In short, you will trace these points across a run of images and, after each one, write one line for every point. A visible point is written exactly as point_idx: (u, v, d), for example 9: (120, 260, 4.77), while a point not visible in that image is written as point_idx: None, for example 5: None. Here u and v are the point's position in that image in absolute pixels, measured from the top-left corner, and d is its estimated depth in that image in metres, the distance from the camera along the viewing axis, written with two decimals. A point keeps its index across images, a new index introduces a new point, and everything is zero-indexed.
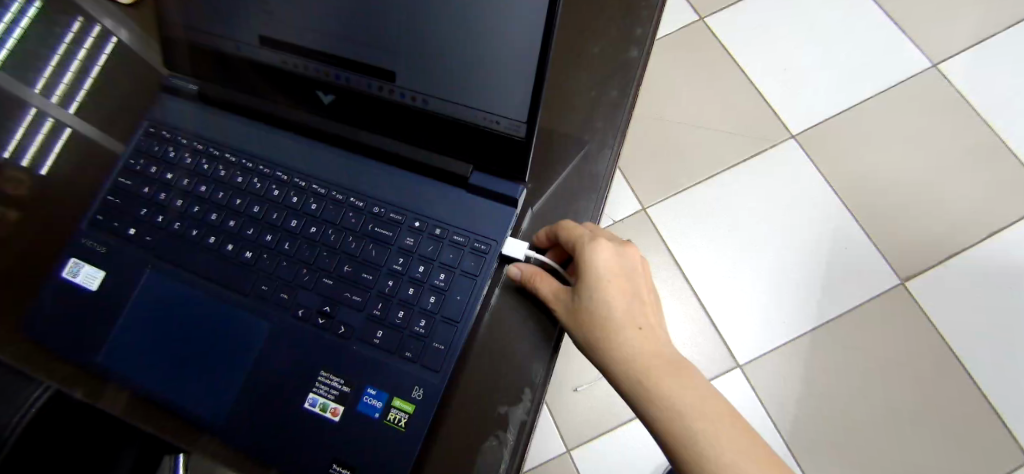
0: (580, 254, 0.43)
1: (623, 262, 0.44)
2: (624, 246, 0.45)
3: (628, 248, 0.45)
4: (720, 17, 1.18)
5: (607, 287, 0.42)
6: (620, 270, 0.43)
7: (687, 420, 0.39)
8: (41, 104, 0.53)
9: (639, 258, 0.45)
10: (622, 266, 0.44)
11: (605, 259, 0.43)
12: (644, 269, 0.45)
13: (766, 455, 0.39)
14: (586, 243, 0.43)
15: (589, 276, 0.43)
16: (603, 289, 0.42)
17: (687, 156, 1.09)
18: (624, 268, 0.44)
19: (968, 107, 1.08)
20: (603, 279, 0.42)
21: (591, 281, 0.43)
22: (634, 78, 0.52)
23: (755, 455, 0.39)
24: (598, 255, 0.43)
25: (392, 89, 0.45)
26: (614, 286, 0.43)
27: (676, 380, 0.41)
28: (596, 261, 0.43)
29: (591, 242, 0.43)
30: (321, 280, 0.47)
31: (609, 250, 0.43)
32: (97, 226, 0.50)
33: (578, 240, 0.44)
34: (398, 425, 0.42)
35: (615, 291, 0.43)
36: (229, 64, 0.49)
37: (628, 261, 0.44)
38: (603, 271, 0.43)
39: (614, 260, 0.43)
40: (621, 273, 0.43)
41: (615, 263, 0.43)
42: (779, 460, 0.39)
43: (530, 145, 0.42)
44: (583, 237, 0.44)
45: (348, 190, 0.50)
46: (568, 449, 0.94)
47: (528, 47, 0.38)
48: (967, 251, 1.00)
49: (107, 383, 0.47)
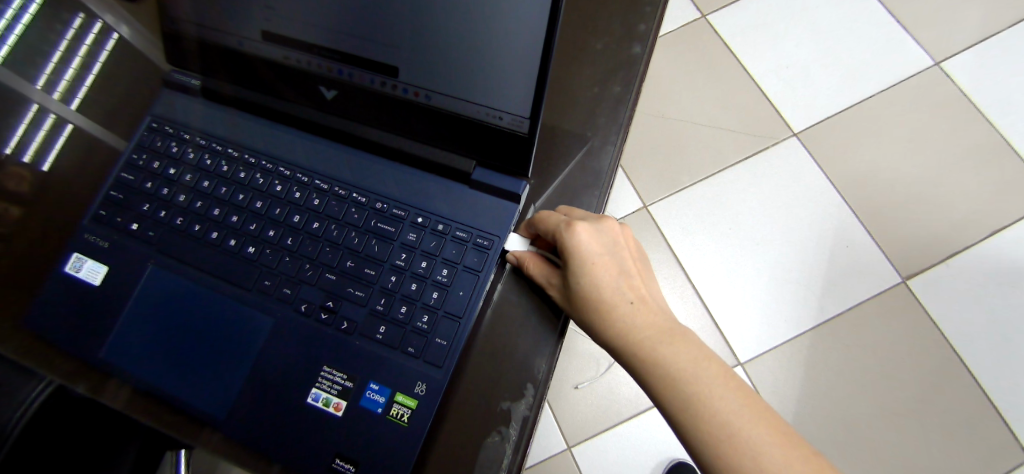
0: (564, 239, 0.43)
1: (606, 239, 0.45)
2: (605, 221, 0.45)
3: (609, 223, 0.46)
4: (723, 14, 1.18)
5: (594, 268, 0.43)
6: (604, 249, 0.44)
7: (684, 385, 0.41)
8: (42, 100, 0.53)
9: (621, 230, 0.46)
10: (605, 244, 0.44)
11: (589, 242, 0.43)
12: (626, 241, 0.47)
13: (763, 411, 0.41)
14: (568, 228, 0.43)
15: (576, 260, 0.43)
16: (591, 271, 0.43)
17: (689, 154, 1.09)
18: (607, 246, 0.45)
19: (972, 106, 1.08)
20: (590, 261, 0.43)
21: (579, 265, 0.43)
22: (637, 74, 0.52)
23: (749, 411, 0.40)
24: (582, 239, 0.43)
25: (396, 84, 0.45)
26: (601, 265, 0.43)
27: (671, 347, 0.42)
28: (581, 245, 0.43)
29: (573, 225, 0.44)
30: (323, 276, 0.47)
31: (592, 231, 0.44)
32: (100, 221, 0.51)
33: (559, 225, 0.44)
34: (400, 420, 0.42)
35: (602, 271, 0.44)
36: (228, 58, 0.49)
37: (611, 237, 0.45)
38: (590, 253, 0.43)
39: (597, 239, 0.44)
40: (606, 251, 0.44)
41: (599, 243, 0.44)
42: (773, 414, 0.41)
43: (533, 141, 0.43)
44: (563, 222, 0.44)
45: (351, 185, 0.50)
46: (568, 446, 0.94)
47: (533, 44, 0.37)
48: (968, 250, 1.00)
49: (107, 377, 0.47)
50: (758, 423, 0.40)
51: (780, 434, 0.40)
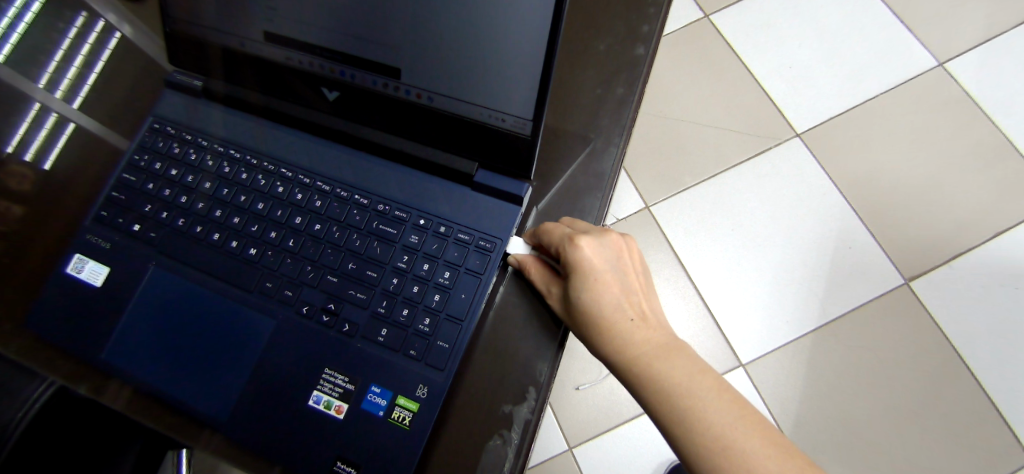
0: (565, 253, 0.43)
1: (608, 253, 0.44)
2: (608, 235, 0.45)
3: (612, 236, 0.45)
4: (726, 14, 1.18)
5: (597, 283, 0.43)
6: (607, 263, 0.44)
7: (680, 400, 0.41)
8: (44, 99, 0.53)
9: (623, 243, 0.46)
10: (607, 258, 0.44)
11: (591, 256, 0.43)
12: (629, 254, 0.46)
13: (759, 425, 0.40)
14: (570, 242, 0.43)
15: (578, 274, 0.43)
16: (593, 285, 0.43)
17: (691, 154, 1.09)
18: (609, 260, 0.44)
19: (976, 106, 1.07)
20: (592, 276, 0.43)
21: (581, 279, 0.43)
22: (641, 75, 0.52)
23: (746, 425, 0.40)
24: (584, 253, 0.43)
25: (398, 86, 0.44)
26: (603, 280, 0.43)
27: (668, 362, 0.42)
28: (583, 259, 0.43)
29: (576, 239, 0.43)
30: (325, 278, 0.47)
31: (594, 244, 0.43)
32: (102, 222, 0.50)
33: (561, 238, 0.44)
34: (402, 423, 0.42)
35: (604, 285, 0.43)
36: (231, 59, 0.49)
37: (613, 250, 0.45)
38: (592, 268, 0.43)
39: (600, 253, 0.43)
40: (609, 265, 0.44)
41: (601, 257, 0.44)
42: (767, 425, 0.41)
43: (535, 143, 0.42)
44: (565, 235, 0.44)
45: (353, 187, 0.50)
46: (569, 447, 0.94)
47: (537, 46, 0.37)
48: (972, 251, 0.99)
49: (109, 378, 0.47)
50: (753, 436, 0.40)
51: (777, 449, 0.39)
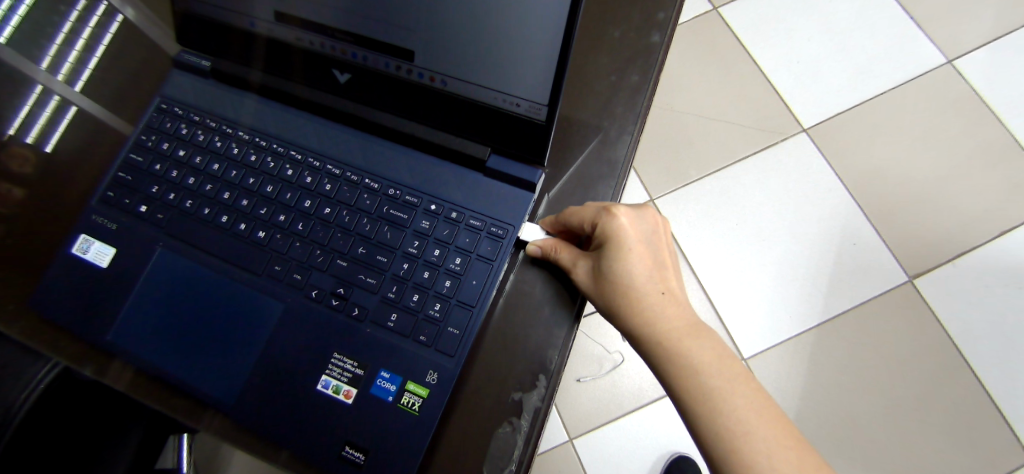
0: (601, 223, 0.43)
1: (644, 228, 0.44)
2: (646, 210, 0.45)
3: (649, 212, 0.45)
4: (734, 7, 1.17)
5: (630, 253, 0.43)
6: (643, 236, 0.44)
7: (703, 378, 0.41)
8: (46, 81, 0.53)
9: (659, 220, 0.46)
10: (644, 231, 0.44)
11: (629, 226, 0.43)
12: (665, 233, 0.46)
13: (780, 417, 0.40)
14: (607, 212, 0.43)
15: (614, 246, 0.43)
16: (626, 256, 0.43)
17: (697, 148, 1.08)
18: (644, 234, 0.44)
19: (984, 104, 1.07)
20: (627, 246, 0.43)
21: (616, 249, 0.43)
22: (655, 63, 0.51)
23: (769, 414, 0.40)
24: (622, 223, 0.43)
25: (410, 69, 0.44)
26: (636, 251, 0.43)
27: (696, 340, 0.42)
28: (620, 228, 0.43)
29: (613, 209, 0.43)
30: (334, 262, 0.46)
31: (632, 216, 0.44)
32: (107, 202, 0.50)
33: (597, 210, 0.44)
34: (411, 409, 0.41)
35: (638, 257, 0.43)
36: (243, 40, 0.48)
37: (649, 225, 0.45)
38: (628, 238, 0.43)
39: (636, 225, 0.44)
40: (644, 238, 0.44)
41: (638, 229, 0.44)
42: (787, 418, 0.40)
43: (549, 128, 0.42)
44: (601, 206, 0.44)
45: (362, 171, 0.49)
46: (569, 438, 0.94)
47: (554, 30, 0.36)
48: (976, 250, 0.99)
49: (113, 358, 0.46)
50: (775, 425, 0.39)
51: (797, 444, 0.39)
